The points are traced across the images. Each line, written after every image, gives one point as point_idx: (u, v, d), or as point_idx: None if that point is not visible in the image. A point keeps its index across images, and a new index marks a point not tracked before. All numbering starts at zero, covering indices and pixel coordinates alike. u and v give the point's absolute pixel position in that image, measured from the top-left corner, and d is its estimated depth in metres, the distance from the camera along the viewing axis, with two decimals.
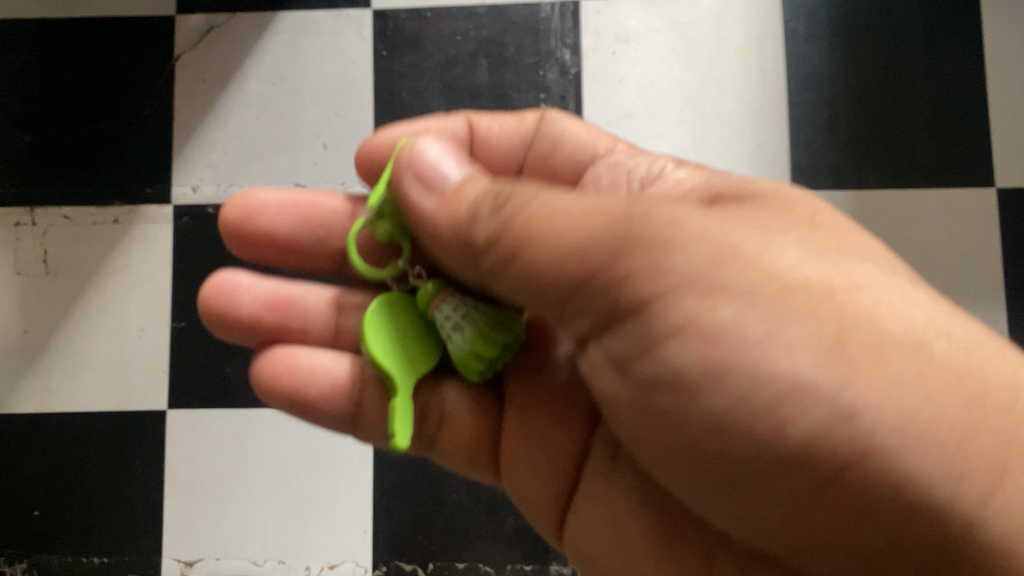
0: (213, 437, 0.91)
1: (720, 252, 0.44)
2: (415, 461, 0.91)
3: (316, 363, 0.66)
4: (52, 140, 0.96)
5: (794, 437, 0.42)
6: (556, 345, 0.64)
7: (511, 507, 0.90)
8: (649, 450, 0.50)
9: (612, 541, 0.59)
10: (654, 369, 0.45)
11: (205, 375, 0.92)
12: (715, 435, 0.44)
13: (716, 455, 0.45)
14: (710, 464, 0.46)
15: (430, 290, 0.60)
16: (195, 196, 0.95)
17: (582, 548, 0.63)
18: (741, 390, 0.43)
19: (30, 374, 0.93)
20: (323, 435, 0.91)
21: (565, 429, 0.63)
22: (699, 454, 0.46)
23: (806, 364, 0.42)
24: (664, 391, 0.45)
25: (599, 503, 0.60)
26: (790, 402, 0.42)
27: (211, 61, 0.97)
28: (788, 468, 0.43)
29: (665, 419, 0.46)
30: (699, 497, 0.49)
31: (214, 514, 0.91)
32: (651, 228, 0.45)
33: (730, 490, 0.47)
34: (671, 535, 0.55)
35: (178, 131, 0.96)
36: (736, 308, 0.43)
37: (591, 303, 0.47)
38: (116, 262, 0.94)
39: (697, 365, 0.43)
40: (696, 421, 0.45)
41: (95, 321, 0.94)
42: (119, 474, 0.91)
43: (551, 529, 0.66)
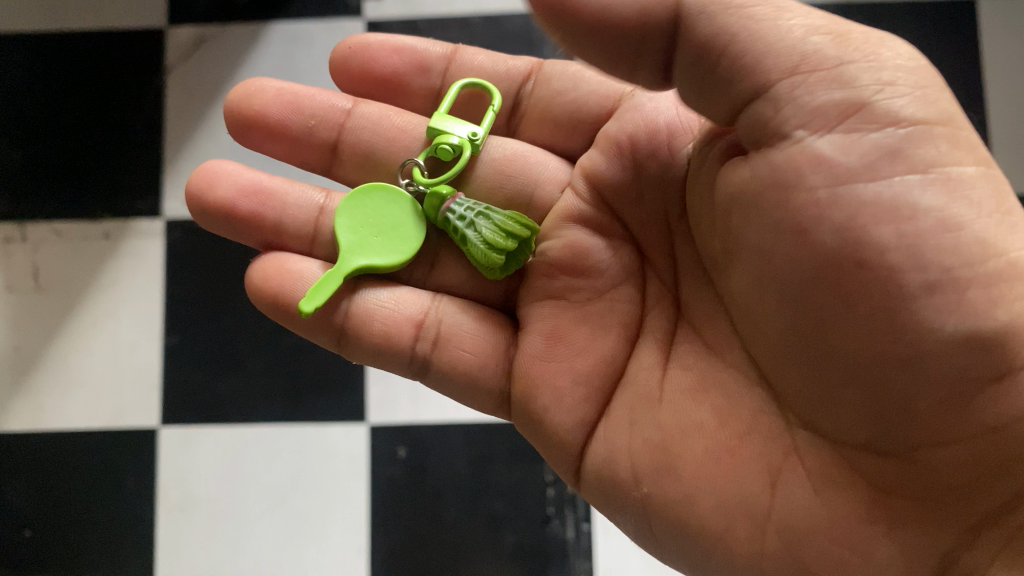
0: (207, 454, 0.90)
1: (945, 101, 0.46)
2: (411, 477, 0.89)
3: (299, 263, 0.66)
4: (42, 155, 0.95)
5: (963, 321, 0.43)
6: (623, 248, 0.63)
7: (509, 524, 0.88)
8: (774, 302, 0.49)
9: (660, 466, 0.54)
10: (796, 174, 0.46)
11: (197, 392, 0.91)
12: (885, 287, 0.44)
13: (875, 296, 0.45)
14: (859, 310, 0.45)
15: (444, 191, 0.66)
16: (187, 210, 0.94)
17: (600, 469, 0.58)
18: (872, 80, 0.45)
19: (20, 391, 0.92)
20: (317, 452, 0.90)
21: (619, 339, 0.60)
22: (851, 295, 0.45)
23: (983, 221, 0.44)
24: (836, 235, 0.45)
25: (632, 410, 0.57)
26: (968, 253, 0.43)
27: (203, 74, 0.96)
28: (965, 352, 0.43)
29: (828, 280, 0.46)
30: (835, 393, 0.48)
31: (207, 533, 0.89)
32: (856, 51, 0.46)
33: (871, 369, 0.46)
34: (742, 454, 0.52)
35: (170, 144, 0.95)
36: (924, 181, 0.44)
37: (750, 94, 0.48)
38: (108, 277, 0.93)
39: (890, 226, 0.44)
40: (885, 284, 0.44)
41: (87, 337, 0.93)
42: (111, 493, 0.90)
43: (566, 466, 0.61)
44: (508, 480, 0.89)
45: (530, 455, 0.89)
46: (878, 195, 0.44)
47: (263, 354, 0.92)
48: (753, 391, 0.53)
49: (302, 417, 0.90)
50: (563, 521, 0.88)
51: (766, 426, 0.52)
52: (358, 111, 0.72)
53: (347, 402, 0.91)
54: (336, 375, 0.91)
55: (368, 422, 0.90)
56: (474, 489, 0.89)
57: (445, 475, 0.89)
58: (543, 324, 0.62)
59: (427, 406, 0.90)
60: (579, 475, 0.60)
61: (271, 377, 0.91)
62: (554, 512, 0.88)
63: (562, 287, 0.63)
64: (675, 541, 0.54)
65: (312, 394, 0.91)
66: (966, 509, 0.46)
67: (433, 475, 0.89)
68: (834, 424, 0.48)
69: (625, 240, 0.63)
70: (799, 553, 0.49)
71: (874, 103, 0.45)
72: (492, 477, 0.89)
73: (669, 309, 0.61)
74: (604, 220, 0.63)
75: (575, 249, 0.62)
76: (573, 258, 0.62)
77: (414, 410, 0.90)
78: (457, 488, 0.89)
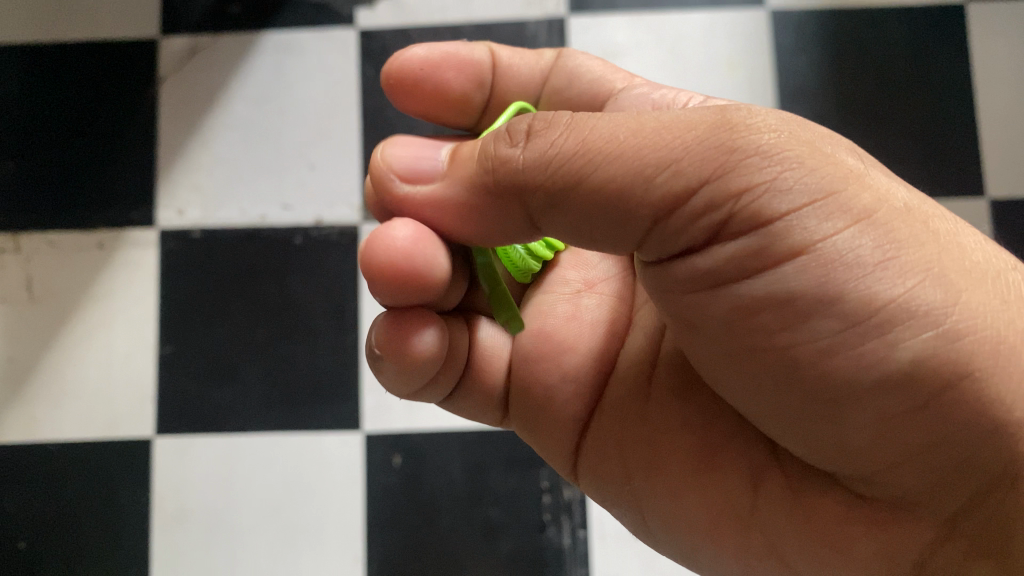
0: (201, 464, 0.90)
1: (833, 171, 0.43)
2: (406, 485, 0.89)
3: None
4: (35, 166, 0.95)
5: (882, 360, 0.42)
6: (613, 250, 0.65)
7: (505, 532, 0.88)
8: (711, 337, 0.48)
9: (645, 463, 0.58)
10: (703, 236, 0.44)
11: (192, 402, 0.91)
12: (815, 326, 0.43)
13: (785, 353, 0.45)
14: (778, 363, 0.46)
15: None
16: (180, 220, 0.94)
17: (596, 469, 0.61)
18: (770, 174, 0.42)
19: (14, 402, 0.92)
20: (313, 460, 0.90)
21: (606, 335, 0.61)
22: (771, 349, 0.45)
23: (930, 290, 0.42)
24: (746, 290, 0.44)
25: (619, 408, 0.60)
26: (885, 317, 0.42)
27: (196, 83, 0.96)
28: (893, 390, 0.43)
29: (740, 328, 0.46)
30: (786, 420, 0.48)
31: (203, 544, 0.89)
32: (735, 143, 0.43)
33: (811, 406, 0.46)
34: (715, 458, 0.55)
35: (163, 154, 0.95)
36: (853, 233, 0.42)
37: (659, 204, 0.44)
38: (102, 288, 0.93)
39: (817, 280, 0.42)
40: (804, 344, 0.44)
41: (80, 348, 0.93)
42: (106, 504, 0.90)
43: (565, 461, 0.64)
44: (504, 487, 0.89)
45: (526, 463, 0.89)
46: (804, 287, 0.42)
47: (258, 364, 0.92)
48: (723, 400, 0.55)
49: (298, 427, 0.90)
50: (559, 528, 0.88)
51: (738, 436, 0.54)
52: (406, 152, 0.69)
53: (341, 411, 0.90)
54: (330, 384, 0.91)
55: (363, 430, 0.90)
56: (470, 496, 0.89)
57: (441, 483, 0.89)
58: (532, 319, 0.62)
59: (422, 415, 0.90)
60: (576, 469, 0.63)
61: (266, 386, 0.91)
62: (550, 518, 0.88)
63: (551, 284, 0.64)
64: (667, 534, 0.58)
65: (307, 403, 0.91)
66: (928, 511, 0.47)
67: (429, 483, 0.89)
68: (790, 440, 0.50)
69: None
70: (777, 549, 0.53)
71: (780, 222, 0.42)
72: (488, 484, 0.89)
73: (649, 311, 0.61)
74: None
75: (575, 259, 0.66)
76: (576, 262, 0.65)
77: (409, 418, 0.90)
78: (453, 496, 0.89)
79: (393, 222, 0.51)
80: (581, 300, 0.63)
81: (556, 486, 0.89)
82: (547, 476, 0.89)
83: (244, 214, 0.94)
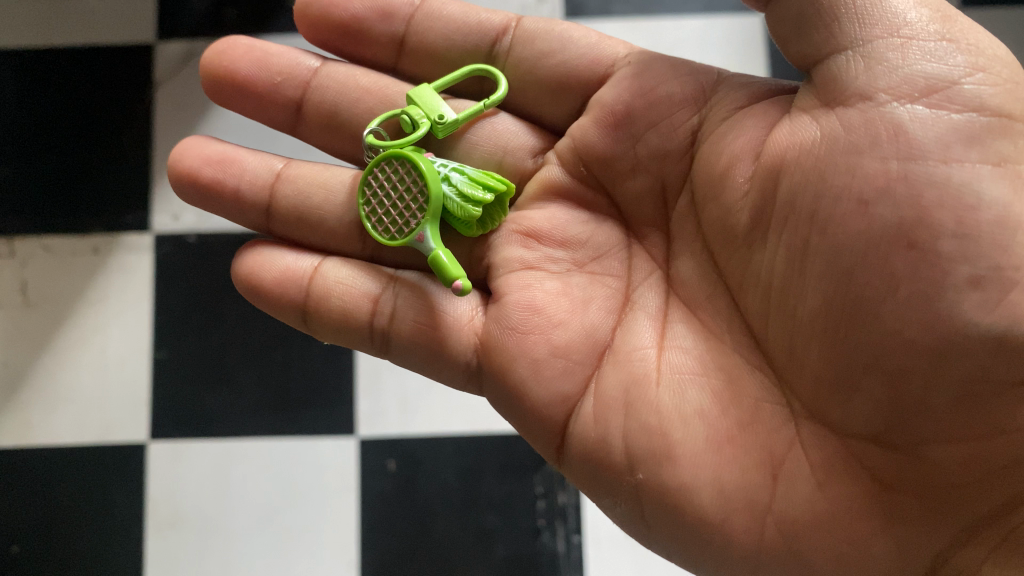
0: (196, 469, 0.90)
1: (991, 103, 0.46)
2: (401, 490, 0.89)
3: (290, 259, 0.66)
4: (32, 170, 0.95)
5: (996, 316, 0.44)
6: (605, 222, 0.63)
7: (499, 537, 0.88)
8: (817, 287, 0.49)
9: (658, 450, 0.52)
10: (847, 174, 0.47)
11: (186, 406, 0.91)
12: (932, 278, 0.45)
13: (896, 284, 0.46)
14: (889, 293, 0.46)
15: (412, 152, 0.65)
16: (176, 224, 0.94)
17: (584, 449, 0.55)
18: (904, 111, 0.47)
19: (9, 406, 0.92)
20: (307, 465, 0.90)
21: (605, 312, 0.59)
22: (888, 279, 0.46)
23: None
24: (850, 222, 0.47)
25: (621, 381, 0.55)
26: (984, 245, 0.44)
27: (192, 88, 0.96)
28: (1003, 352, 0.44)
29: (866, 259, 0.47)
30: (849, 396, 0.48)
31: (197, 549, 0.89)
32: (896, 68, 0.47)
33: (887, 383, 0.47)
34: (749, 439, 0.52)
35: (158, 159, 0.95)
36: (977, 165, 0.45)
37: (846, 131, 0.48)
38: (97, 292, 0.93)
39: (951, 215, 0.44)
40: (932, 280, 0.45)
41: (76, 353, 0.93)
42: (101, 509, 0.90)
43: (548, 444, 0.58)
44: (499, 493, 0.89)
45: (521, 468, 0.89)
46: (934, 212, 0.45)
47: (253, 368, 0.92)
48: (749, 372, 0.53)
49: (293, 431, 0.90)
50: (554, 534, 0.88)
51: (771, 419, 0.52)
52: (325, 71, 0.71)
53: (336, 415, 0.90)
54: (326, 389, 0.91)
55: (358, 435, 0.90)
56: (465, 501, 0.89)
57: (435, 488, 0.89)
58: (518, 292, 0.60)
59: (418, 421, 0.90)
60: (560, 454, 0.58)
61: (261, 392, 0.91)
62: (545, 524, 0.88)
63: (539, 258, 0.62)
64: (665, 527, 0.53)
65: (302, 407, 0.91)
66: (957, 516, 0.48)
67: (424, 487, 0.89)
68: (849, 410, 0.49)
69: (608, 215, 0.64)
70: (796, 545, 0.50)
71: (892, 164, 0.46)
72: (482, 490, 0.89)
73: (658, 286, 0.60)
74: (591, 196, 0.64)
75: (555, 223, 0.63)
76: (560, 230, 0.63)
77: (404, 423, 0.90)
78: (448, 501, 0.89)
79: (264, 260, 0.66)
80: (570, 278, 0.61)
81: (550, 491, 0.89)
82: (541, 481, 0.89)
83: None
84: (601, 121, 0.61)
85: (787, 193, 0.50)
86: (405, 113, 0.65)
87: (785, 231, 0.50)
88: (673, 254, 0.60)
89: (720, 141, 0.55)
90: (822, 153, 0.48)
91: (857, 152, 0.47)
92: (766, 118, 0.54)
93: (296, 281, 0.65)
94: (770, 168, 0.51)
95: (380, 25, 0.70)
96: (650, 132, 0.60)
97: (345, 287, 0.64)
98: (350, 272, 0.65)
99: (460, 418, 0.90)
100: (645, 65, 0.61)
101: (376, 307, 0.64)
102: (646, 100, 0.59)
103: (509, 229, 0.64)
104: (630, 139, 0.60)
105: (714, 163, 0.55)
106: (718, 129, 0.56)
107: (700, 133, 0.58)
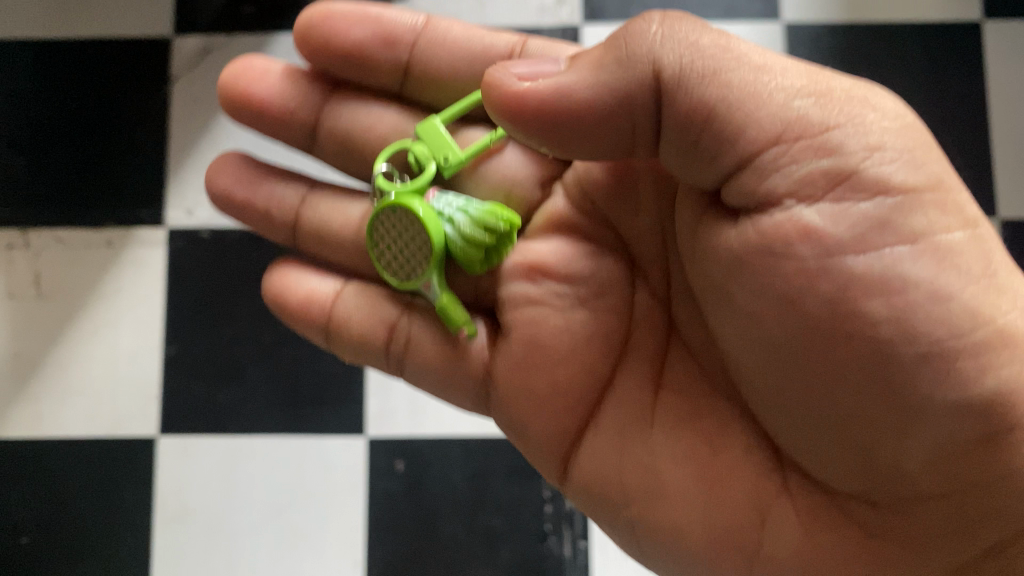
0: (204, 464, 0.90)
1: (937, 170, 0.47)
2: (409, 491, 0.89)
3: (315, 282, 0.68)
4: (48, 162, 0.95)
5: (963, 390, 0.45)
6: (612, 257, 0.61)
7: (505, 541, 0.88)
8: (759, 356, 0.51)
9: (651, 491, 0.55)
10: (821, 258, 0.46)
11: (196, 402, 0.91)
12: (886, 372, 0.46)
13: (876, 355, 0.46)
14: (869, 364, 0.46)
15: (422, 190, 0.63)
16: (189, 220, 0.94)
17: (586, 482, 0.58)
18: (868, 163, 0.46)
19: (20, 398, 0.92)
20: (315, 463, 0.90)
21: (604, 347, 0.59)
22: (870, 353, 0.46)
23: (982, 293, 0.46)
24: (827, 306, 0.47)
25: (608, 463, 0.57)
26: (956, 321, 0.45)
27: (207, 82, 0.96)
28: (968, 415, 0.45)
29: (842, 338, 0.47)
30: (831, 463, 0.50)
31: (203, 544, 0.89)
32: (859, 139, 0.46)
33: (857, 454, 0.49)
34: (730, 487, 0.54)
35: (173, 153, 0.95)
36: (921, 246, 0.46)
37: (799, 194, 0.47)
38: (110, 285, 0.94)
39: (884, 302, 0.45)
40: (911, 349, 0.45)
41: (87, 345, 0.93)
42: (109, 502, 0.90)
43: (552, 469, 0.60)
44: (506, 496, 0.89)
45: (529, 472, 0.89)
46: (917, 279, 0.45)
47: (264, 365, 0.92)
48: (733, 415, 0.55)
49: (301, 429, 0.90)
50: (560, 538, 0.88)
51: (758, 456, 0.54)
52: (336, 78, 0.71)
53: (345, 415, 0.90)
54: (335, 388, 0.91)
55: (367, 435, 0.90)
56: (472, 504, 0.89)
57: (442, 490, 0.89)
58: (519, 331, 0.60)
59: (426, 421, 0.90)
60: (565, 477, 0.60)
61: (271, 390, 0.91)
62: (551, 529, 0.88)
63: (542, 293, 0.60)
64: (659, 550, 0.56)
65: (312, 406, 0.91)
66: (949, 547, 0.49)
67: (431, 489, 0.89)
68: (822, 464, 0.51)
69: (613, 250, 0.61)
70: None
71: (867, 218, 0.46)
72: (490, 492, 0.89)
73: (659, 329, 0.59)
74: (597, 231, 0.62)
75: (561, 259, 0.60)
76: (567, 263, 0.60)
77: (413, 423, 0.90)
78: (455, 503, 0.89)
79: (289, 281, 0.68)
80: (574, 315, 0.59)
81: (558, 496, 0.89)
82: (549, 486, 0.89)
83: None
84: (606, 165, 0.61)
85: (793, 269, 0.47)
86: (413, 152, 0.65)
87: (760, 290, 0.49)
88: (675, 300, 0.59)
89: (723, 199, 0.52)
90: (788, 220, 0.47)
91: (829, 253, 0.46)
92: None
93: (317, 306, 0.67)
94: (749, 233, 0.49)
95: (384, 53, 0.68)
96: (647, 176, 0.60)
97: (361, 315, 0.66)
98: (367, 296, 0.66)
99: (469, 421, 0.90)
100: None
101: (392, 334, 0.65)
102: None
103: (514, 263, 0.62)
104: None
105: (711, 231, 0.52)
106: None
107: None
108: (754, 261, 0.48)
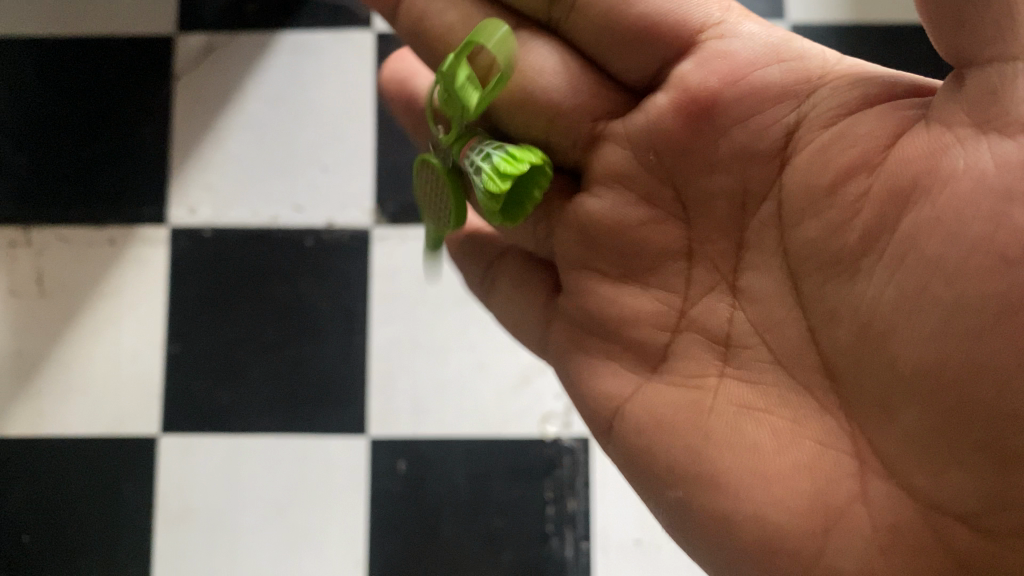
0: (205, 463, 0.90)
1: None
2: (410, 492, 0.89)
3: None
4: (49, 161, 0.95)
5: None
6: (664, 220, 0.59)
7: (507, 542, 0.88)
8: (920, 336, 0.46)
9: (698, 475, 0.54)
10: (989, 224, 0.43)
11: (198, 402, 0.91)
12: (996, 322, 0.43)
13: (961, 299, 0.44)
14: (954, 306, 0.44)
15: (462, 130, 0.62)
16: (191, 219, 0.94)
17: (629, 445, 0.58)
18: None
19: (21, 396, 0.92)
20: (316, 464, 0.89)
21: (654, 328, 0.59)
22: (954, 304, 0.44)
23: None
24: (914, 238, 0.46)
25: (677, 404, 0.56)
26: None
27: (210, 82, 0.96)
28: None
29: (934, 281, 0.45)
30: (950, 475, 0.46)
31: (204, 543, 0.89)
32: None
33: (983, 451, 0.45)
34: (796, 439, 0.52)
35: (175, 153, 0.95)
36: None
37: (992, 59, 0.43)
38: (112, 284, 0.93)
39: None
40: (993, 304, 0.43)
41: (89, 344, 0.93)
42: (110, 501, 0.90)
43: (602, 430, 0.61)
44: (507, 497, 0.88)
45: (531, 473, 0.89)
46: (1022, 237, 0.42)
47: (265, 365, 0.91)
48: (804, 357, 0.53)
49: (302, 429, 0.90)
50: (562, 539, 0.88)
51: (821, 395, 0.52)
52: None
53: (347, 414, 0.90)
54: (336, 386, 0.91)
55: (368, 435, 0.90)
56: (472, 505, 0.88)
57: (445, 490, 0.89)
58: (586, 296, 0.61)
59: (428, 421, 0.90)
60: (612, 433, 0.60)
61: (272, 389, 0.91)
62: (553, 530, 0.88)
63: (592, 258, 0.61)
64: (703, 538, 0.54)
65: (313, 405, 0.90)
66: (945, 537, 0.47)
67: (432, 490, 0.89)
68: (894, 422, 0.48)
69: (672, 211, 0.59)
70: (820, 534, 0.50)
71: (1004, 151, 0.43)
72: (491, 494, 0.88)
73: (723, 300, 0.57)
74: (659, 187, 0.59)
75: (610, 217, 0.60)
76: (617, 226, 0.60)
77: (414, 423, 0.90)
78: (456, 504, 0.89)
79: None
80: (621, 286, 0.60)
81: (560, 498, 0.88)
82: (551, 488, 0.88)
83: (255, 216, 0.94)
84: (680, 109, 0.57)
85: (907, 221, 0.46)
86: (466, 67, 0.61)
87: (874, 220, 0.48)
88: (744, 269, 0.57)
89: (831, 147, 0.50)
90: (970, 190, 0.44)
91: (1009, 199, 0.42)
92: (898, 116, 0.48)
93: None
94: (894, 191, 0.47)
95: None
96: (736, 131, 0.55)
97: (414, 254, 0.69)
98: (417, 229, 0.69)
99: (471, 421, 0.90)
100: (746, 42, 0.55)
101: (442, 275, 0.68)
102: (735, 90, 0.55)
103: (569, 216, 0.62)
104: (713, 132, 0.56)
105: (819, 167, 0.51)
106: (825, 134, 0.51)
107: (796, 136, 0.53)
108: (893, 186, 0.47)
